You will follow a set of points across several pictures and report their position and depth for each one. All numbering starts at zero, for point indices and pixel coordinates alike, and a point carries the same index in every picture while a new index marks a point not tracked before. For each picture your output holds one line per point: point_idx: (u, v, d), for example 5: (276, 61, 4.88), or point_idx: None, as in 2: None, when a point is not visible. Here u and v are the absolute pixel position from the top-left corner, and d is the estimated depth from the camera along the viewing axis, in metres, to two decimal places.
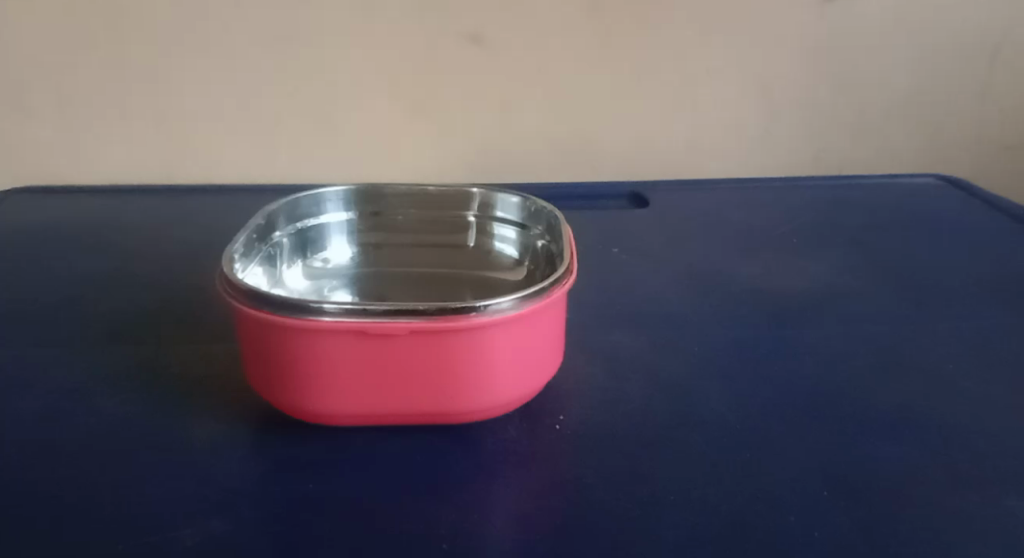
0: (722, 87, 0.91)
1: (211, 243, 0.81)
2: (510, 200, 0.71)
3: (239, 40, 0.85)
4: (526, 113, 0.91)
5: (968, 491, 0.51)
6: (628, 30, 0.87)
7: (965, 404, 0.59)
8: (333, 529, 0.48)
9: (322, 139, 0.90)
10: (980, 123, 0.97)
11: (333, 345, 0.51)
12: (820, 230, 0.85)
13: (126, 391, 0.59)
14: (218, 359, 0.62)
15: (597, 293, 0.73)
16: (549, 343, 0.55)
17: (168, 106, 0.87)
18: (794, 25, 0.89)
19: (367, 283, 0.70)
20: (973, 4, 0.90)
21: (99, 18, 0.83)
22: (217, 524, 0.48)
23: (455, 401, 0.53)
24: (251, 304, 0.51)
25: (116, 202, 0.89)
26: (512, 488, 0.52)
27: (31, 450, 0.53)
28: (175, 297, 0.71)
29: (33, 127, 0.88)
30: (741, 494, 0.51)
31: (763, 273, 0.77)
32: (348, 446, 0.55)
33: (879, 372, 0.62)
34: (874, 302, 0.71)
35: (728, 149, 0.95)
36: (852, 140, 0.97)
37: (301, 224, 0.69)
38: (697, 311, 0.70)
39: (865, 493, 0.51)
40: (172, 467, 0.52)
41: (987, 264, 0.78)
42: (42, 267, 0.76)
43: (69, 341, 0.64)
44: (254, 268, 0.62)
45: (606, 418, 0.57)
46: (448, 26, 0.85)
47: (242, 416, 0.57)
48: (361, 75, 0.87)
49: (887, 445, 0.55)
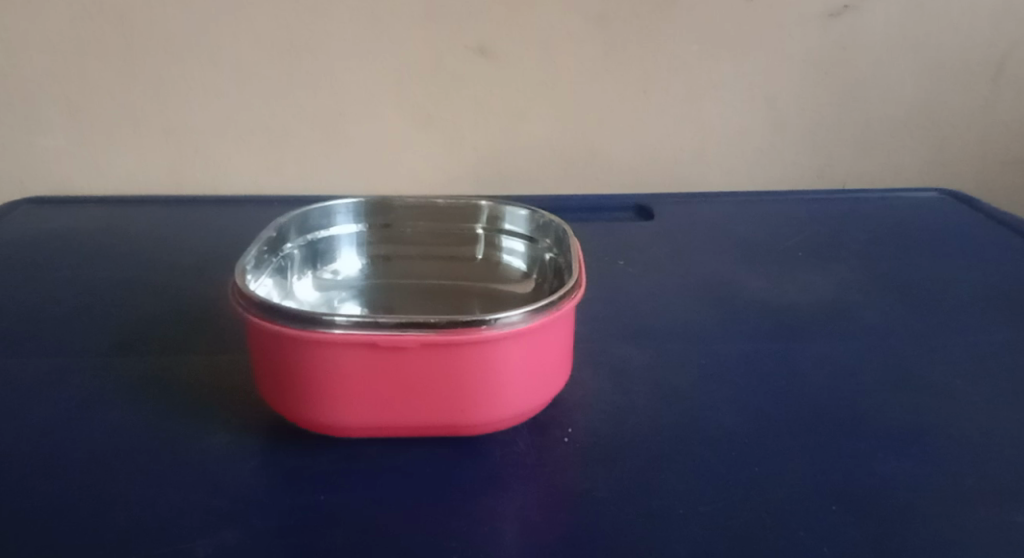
0: (728, 99, 0.92)
1: (218, 254, 0.82)
2: (519, 212, 0.71)
3: (249, 51, 0.85)
4: (533, 125, 0.91)
5: (974, 506, 0.51)
6: (634, 42, 0.88)
7: (971, 418, 0.59)
8: (344, 541, 0.49)
9: (329, 149, 0.91)
10: (984, 138, 0.97)
11: (345, 357, 0.51)
12: (825, 244, 0.86)
13: (137, 400, 0.59)
14: (228, 369, 0.63)
15: (604, 305, 0.74)
16: (559, 356, 0.56)
17: (176, 116, 0.88)
18: (799, 38, 0.89)
19: (375, 295, 0.70)
20: (976, 21, 0.91)
21: (109, 29, 0.83)
22: (231, 534, 0.49)
23: (465, 414, 0.54)
24: (262, 316, 0.52)
25: (124, 213, 0.90)
26: (522, 500, 0.52)
27: (41, 459, 0.54)
28: (184, 306, 0.72)
29: (41, 135, 0.88)
30: (751, 509, 0.51)
31: (769, 286, 0.77)
32: (358, 458, 0.55)
33: (886, 387, 0.62)
34: (880, 316, 0.72)
35: (733, 163, 0.96)
36: (856, 154, 0.97)
37: (311, 236, 0.70)
38: (703, 323, 0.71)
39: (872, 507, 0.51)
40: (184, 478, 0.53)
41: (990, 278, 0.78)
42: (50, 278, 0.76)
43: (80, 351, 0.65)
44: (264, 280, 0.62)
45: (615, 431, 0.58)
46: (456, 38, 0.86)
47: (253, 426, 0.57)
48: (369, 87, 0.88)
49: (895, 460, 0.55)
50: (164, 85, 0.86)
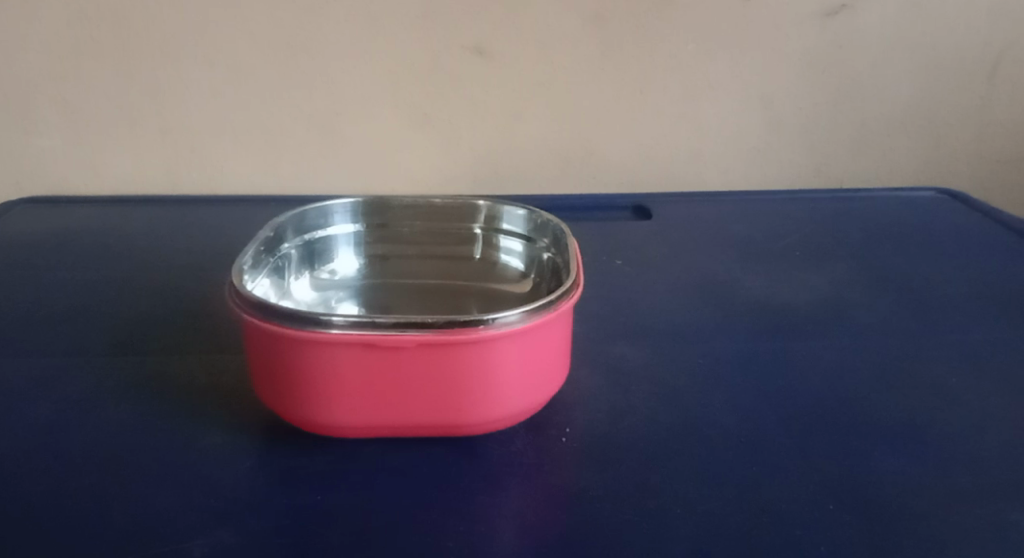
0: (725, 98, 0.92)
1: (215, 254, 0.82)
2: (516, 212, 0.71)
3: (246, 51, 0.85)
4: (530, 125, 0.91)
5: (971, 505, 0.52)
6: (631, 42, 0.88)
7: (967, 416, 0.59)
8: (341, 541, 0.49)
9: (326, 149, 0.91)
10: (980, 137, 0.98)
11: (342, 357, 0.51)
12: (821, 243, 0.86)
13: (134, 400, 0.59)
14: (225, 370, 0.63)
15: (601, 305, 0.74)
16: (556, 355, 0.56)
17: (173, 116, 0.88)
18: (795, 38, 0.90)
19: (372, 295, 0.70)
20: (972, 20, 0.91)
21: (105, 28, 0.83)
22: (228, 534, 0.49)
23: (462, 414, 0.54)
24: (259, 315, 0.52)
25: (120, 213, 0.90)
26: (519, 500, 0.52)
27: (37, 460, 0.53)
28: (181, 307, 0.71)
29: (37, 135, 0.88)
30: (748, 508, 0.51)
31: (766, 285, 0.77)
32: (355, 458, 0.55)
33: (883, 385, 0.62)
34: (877, 315, 0.72)
35: (730, 162, 0.96)
36: (853, 153, 0.97)
37: (308, 236, 0.70)
38: (700, 322, 0.71)
39: (869, 506, 0.51)
40: (181, 478, 0.53)
41: (986, 277, 0.78)
42: (46, 279, 0.76)
43: (77, 351, 0.64)
44: (262, 280, 0.62)
45: (612, 430, 0.58)
46: (452, 38, 0.86)
47: (250, 427, 0.57)
48: (366, 87, 0.88)
49: (892, 459, 0.55)
50: (160, 85, 0.86)
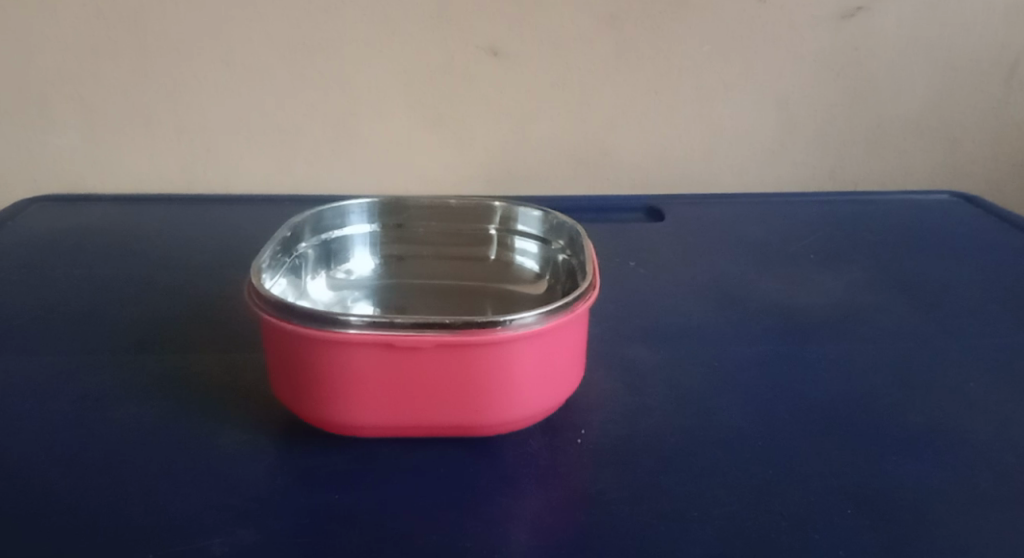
0: (738, 100, 0.92)
1: (230, 253, 0.82)
2: (532, 213, 0.71)
3: (261, 51, 0.85)
4: (543, 126, 0.91)
5: (991, 510, 0.51)
6: (646, 42, 0.88)
7: (986, 420, 0.59)
8: (359, 540, 0.49)
9: (339, 148, 0.91)
10: (996, 139, 0.97)
11: (360, 357, 0.51)
12: (836, 245, 0.86)
13: (151, 398, 0.59)
14: (242, 368, 0.63)
15: (616, 307, 0.74)
16: (572, 358, 0.56)
17: (188, 115, 0.88)
18: (811, 39, 0.89)
19: (388, 295, 0.71)
20: (988, 22, 0.91)
21: (122, 28, 0.84)
22: (247, 533, 0.49)
23: (479, 415, 0.54)
24: (278, 315, 0.52)
25: (135, 212, 0.90)
26: (535, 500, 0.52)
27: (56, 458, 0.54)
28: (197, 305, 0.72)
29: (54, 135, 0.88)
30: (767, 511, 0.51)
31: (780, 288, 0.77)
32: (371, 458, 0.55)
33: (899, 389, 0.62)
34: (892, 318, 0.72)
35: (744, 164, 0.96)
36: (867, 155, 0.97)
37: (325, 236, 0.70)
38: (715, 325, 0.71)
39: (888, 510, 0.51)
40: (200, 476, 0.53)
41: (1004, 281, 0.78)
42: (61, 278, 0.76)
43: (95, 349, 0.65)
44: (279, 280, 0.63)
45: (628, 432, 0.58)
46: (467, 39, 0.86)
47: (267, 425, 0.57)
48: (381, 87, 0.88)
49: (910, 463, 0.55)
50: (177, 84, 0.86)
